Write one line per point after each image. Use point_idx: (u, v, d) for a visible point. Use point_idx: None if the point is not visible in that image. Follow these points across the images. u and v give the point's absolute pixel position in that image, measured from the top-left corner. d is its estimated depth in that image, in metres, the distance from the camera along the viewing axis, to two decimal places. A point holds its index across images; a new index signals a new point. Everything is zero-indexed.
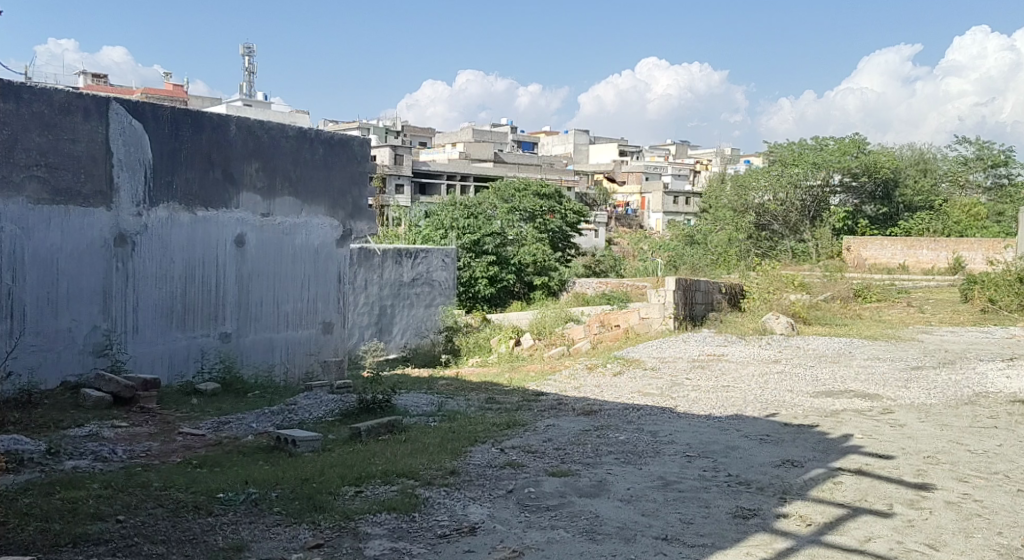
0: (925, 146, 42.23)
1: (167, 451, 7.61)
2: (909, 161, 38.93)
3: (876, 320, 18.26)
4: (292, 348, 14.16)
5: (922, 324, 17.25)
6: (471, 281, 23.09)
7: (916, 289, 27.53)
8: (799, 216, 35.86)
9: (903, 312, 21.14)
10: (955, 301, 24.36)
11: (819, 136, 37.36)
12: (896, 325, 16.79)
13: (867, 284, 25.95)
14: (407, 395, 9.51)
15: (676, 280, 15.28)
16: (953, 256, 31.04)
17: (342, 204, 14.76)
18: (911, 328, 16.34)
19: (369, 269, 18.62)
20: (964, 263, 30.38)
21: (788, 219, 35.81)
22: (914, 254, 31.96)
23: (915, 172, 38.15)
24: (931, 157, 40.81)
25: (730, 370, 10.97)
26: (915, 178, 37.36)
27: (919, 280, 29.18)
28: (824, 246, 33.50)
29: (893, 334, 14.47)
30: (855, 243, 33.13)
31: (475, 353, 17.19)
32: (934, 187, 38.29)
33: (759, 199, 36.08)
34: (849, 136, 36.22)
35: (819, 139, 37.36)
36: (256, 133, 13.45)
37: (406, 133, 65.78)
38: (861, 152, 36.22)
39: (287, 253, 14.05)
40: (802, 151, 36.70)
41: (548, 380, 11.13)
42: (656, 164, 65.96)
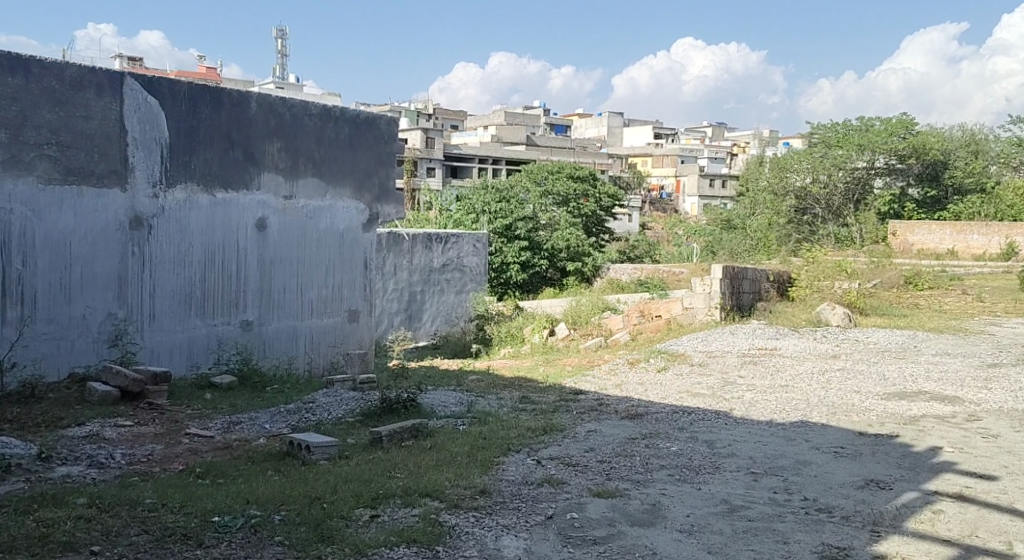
0: (974, 127, 40.60)
1: (173, 455, 6.80)
2: (959, 143, 37.45)
3: (933, 310, 17.20)
4: (316, 337, 13.45)
5: (983, 316, 16.17)
6: (502, 267, 22.63)
7: (969, 276, 26.35)
8: (842, 200, 34.11)
9: (960, 300, 20.03)
10: (1014, 289, 23.16)
11: (864, 116, 35.94)
12: (954, 317, 15.74)
13: (919, 271, 24.82)
14: (434, 392, 8.75)
15: (723, 269, 14.31)
16: (1005, 241, 29.61)
17: (368, 186, 13.96)
18: (972, 320, 15.27)
19: (398, 254, 17.94)
20: (1018, 249, 29.02)
21: (831, 203, 34.04)
22: (963, 238, 30.63)
23: (965, 154, 36.64)
24: (983, 139, 39.26)
25: (785, 370, 10.08)
26: (966, 158, 35.85)
27: (971, 267, 27.90)
28: (870, 231, 32.24)
29: (959, 327, 13.57)
30: (902, 228, 32.03)
31: (507, 343, 16.41)
32: (986, 169, 36.82)
33: (800, 182, 34.29)
34: (896, 116, 34.77)
35: (864, 119, 35.95)
36: (278, 111, 12.72)
37: (438, 116, 65.02)
38: (910, 133, 34.70)
39: (311, 237, 13.32)
40: (847, 132, 35.24)
41: (587, 377, 10.32)
42: (691, 146, 64.59)
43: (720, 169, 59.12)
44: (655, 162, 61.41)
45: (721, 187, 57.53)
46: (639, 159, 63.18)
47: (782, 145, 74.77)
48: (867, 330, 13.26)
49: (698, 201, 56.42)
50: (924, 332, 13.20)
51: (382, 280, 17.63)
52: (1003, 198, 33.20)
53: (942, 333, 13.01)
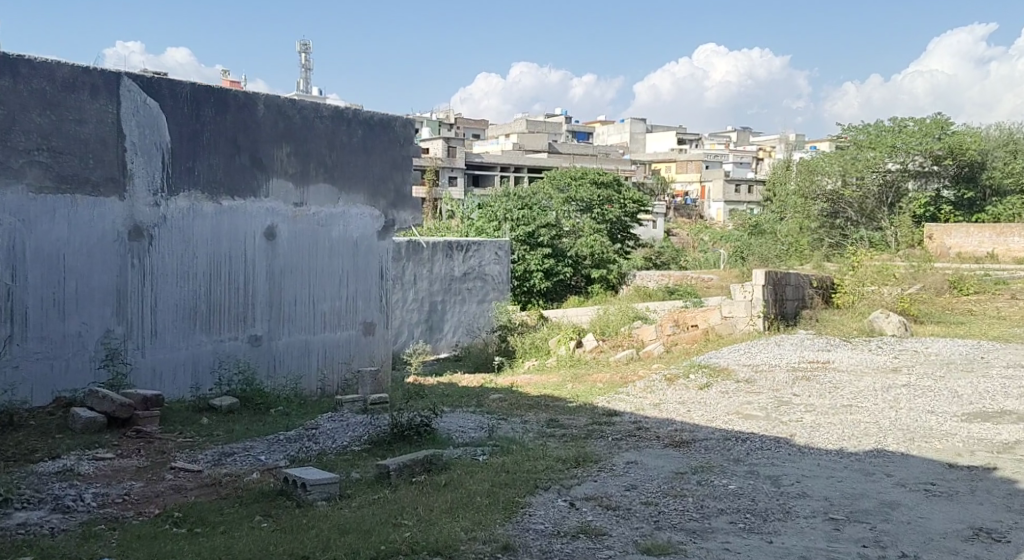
0: (1011, 127, 39.11)
1: (153, 494, 5.79)
2: (995, 143, 36.22)
3: (985, 322, 16.04)
4: (330, 352, 12.46)
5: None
6: (525, 275, 21.72)
7: (1014, 279, 25.16)
8: (875, 202, 32.84)
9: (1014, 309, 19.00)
10: None
11: (895, 118, 34.14)
12: (1009, 330, 14.62)
13: (962, 275, 23.71)
14: (452, 415, 7.83)
15: (766, 274, 13.35)
16: None
17: (383, 191, 12.95)
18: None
19: (418, 264, 17.16)
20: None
21: (864, 206, 32.96)
22: (1003, 241, 29.34)
23: (1004, 154, 35.21)
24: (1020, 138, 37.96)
25: (842, 392, 9.08)
26: (1004, 157, 34.45)
27: (1013, 271, 26.57)
28: (905, 234, 30.94)
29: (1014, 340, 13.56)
30: (938, 231, 30.53)
31: (533, 356, 15.43)
32: None
33: (830, 185, 33.43)
34: (932, 116, 33.06)
35: (896, 121, 34.25)
36: (287, 113, 11.74)
37: (459, 125, 64.27)
38: (945, 133, 32.93)
39: (323, 247, 12.34)
40: (880, 133, 33.82)
41: (621, 396, 9.36)
42: (716, 151, 63.51)
43: (745, 174, 57.82)
44: (679, 168, 60.19)
45: (747, 192, 56.24)
46: (662, 165, 61.97)
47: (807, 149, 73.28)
48: (925, 352, 12.13)
49: (723, 206, 55.19)
50: (985, 351, 12.11)
51: (401, 291, 16.88)
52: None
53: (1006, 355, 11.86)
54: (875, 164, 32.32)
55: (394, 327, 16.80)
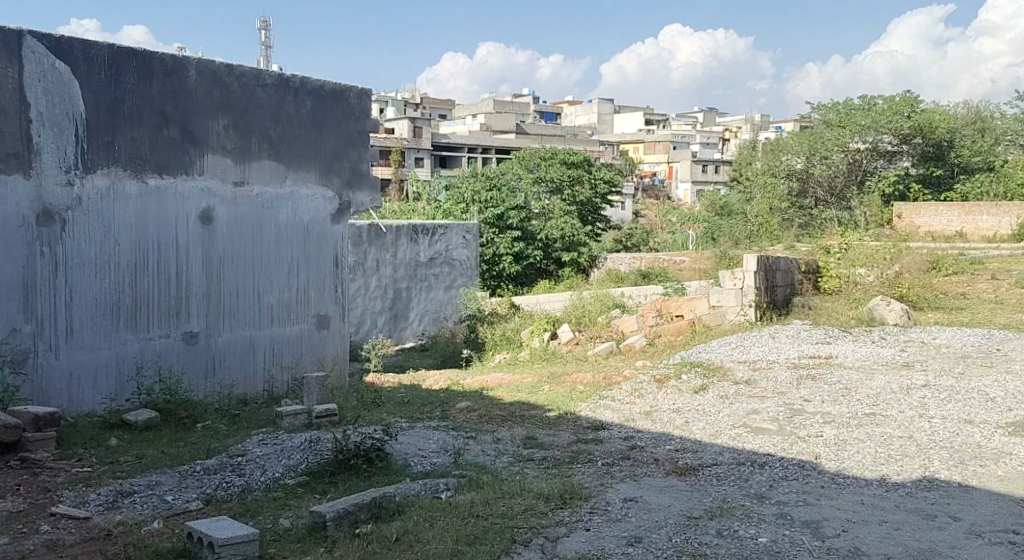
0: (980, 104, 38.29)
1: (18, 555, 4.54)
2: (964, 121, 35.48)
3: (977, 309, 15.01)
4: (277, 349, 11.15)
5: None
6: (494, 259, 20.48)
7: (988, 258, 24.29)
8: (844, 182, 32.20)
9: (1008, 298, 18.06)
10: None
11: (864, 97, 32.87)
12: (1006, 320, 13.58)
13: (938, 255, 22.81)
14: (411, 432, 6.60)
15: (758, 260, 12.21)
16: (1016, 221, 27.10)
17: (336, 170, 11.64)
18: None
19: (381, 249, 15.87)
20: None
21: (833, 185, 32.25)
22: (972, 219, 28.15)
23: (974, 132, 34.40)
24: (987, 116, 37.26)
25: (856, 396, 7.96)
26: (975, 136, 33.61)
27: (988, 249, 25.70)
28: (875, 214, 30.03)
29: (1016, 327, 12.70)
30: (907, 210, 29.44)
31: (505, 349, 14.16)
32: (995, 147, 34.86)
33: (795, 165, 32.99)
34: (900, 94, 31.65)
35: (864, 99, 32.90)
36: (223, 80, 10.37)
37: (426, 106, 62.72)
38: (914, 111, 31.66)
39: (268, 231, 11.00)
40: (849, 111, 32.44)
41: (606, 402, 8.21)
42: (683, 132, 62.49)
43: (712, 154, 56.87)
44: (647, 149, 59.06)
45: (715, 173, 55.28)
46: (630, 146, 60.83)
47: (775, 130, 72.45)
48: (933, 346, 11.07)
49: (691, 187, 54.24)
50: (994, 345, 11.11)
51: (363, 278, 15.59)
52: (1013, 177, 30.22)
53: (1018, 348, 10.84)
54: (845, 143, 31.54)
55: (355, 317, 15.52)
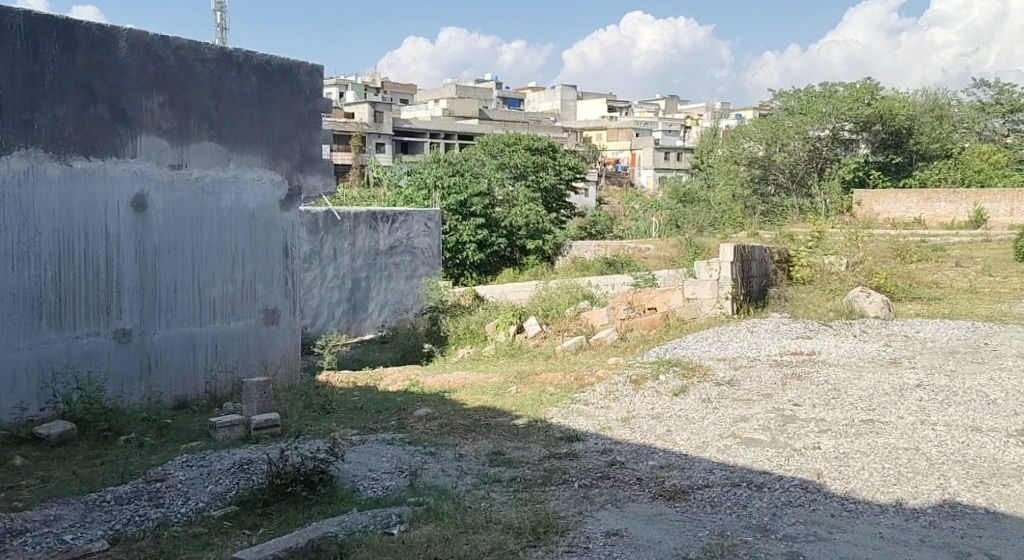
0: (939, 90, 38.06)
1: None
2: (923, 108, 35.26)
3: (952, 299, 14.49)
4: (220, 347, 10.34)
5: (1015, 307, 13.53)
6: (457, 246, 19.70)
7: (950, 245, 24.00)
8: (804, 169, 31.37)
9: (980, 287, 17.67)
10: (1010, 265, 21.13)
11: (824, 84, 32.17)
12: (985, 311, 13.07)
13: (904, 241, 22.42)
14: (361, 446, 5.86)
15: (735, 249, 11.57)
16: (973, 208, 27.04)
17: (285, 153, 10.80)
18: (1011, 316, 12.55)
19: (338, 237, 15.04)
20: (986, 217, 26.69)
21: (794, 172, 31.32)
22: (930, 206, 27.90)
23: (934, 118, 34.13)
24: (945, 104, 37.03)
25: (850, 398, 7.34)
26: (934, 124, 33.36)
27: (949, 235, 25.42)
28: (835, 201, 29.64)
29: (999, 319, 12.20)
30: (867, 197, 29.03)
31: (468, 343, 13.39)
32: (953, 134, 34.68)
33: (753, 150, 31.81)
34: (860, 81, 30.91)
35: (825, 85, 32.18)
36: (156, 53, 9.56)
37: (386, 90, 61.56)
38: (875, 98, 31.01)
39: (208, 218, 10.18)
40: (811, 98, 31.77)
41: (578, 407, 7.54)
42: (646, 119, 61.98)
43: (673, 140, 56.40)
44: (609, 135, 58.43)
45: (677, 159, 54.84)
46: (592, 132, 60.16)
47: (735, 117, 72.20)
48: (917, 340, 10.50)
49: (653, 173, 53.75)
50: (980, 338, 10.57)
51: (320, 268, 14.76)
52: (970, 164, 30.97)
53: (1007, 342, 10.31)
54: (806, 130, 30.59)
55: (312, 308, 14.69)
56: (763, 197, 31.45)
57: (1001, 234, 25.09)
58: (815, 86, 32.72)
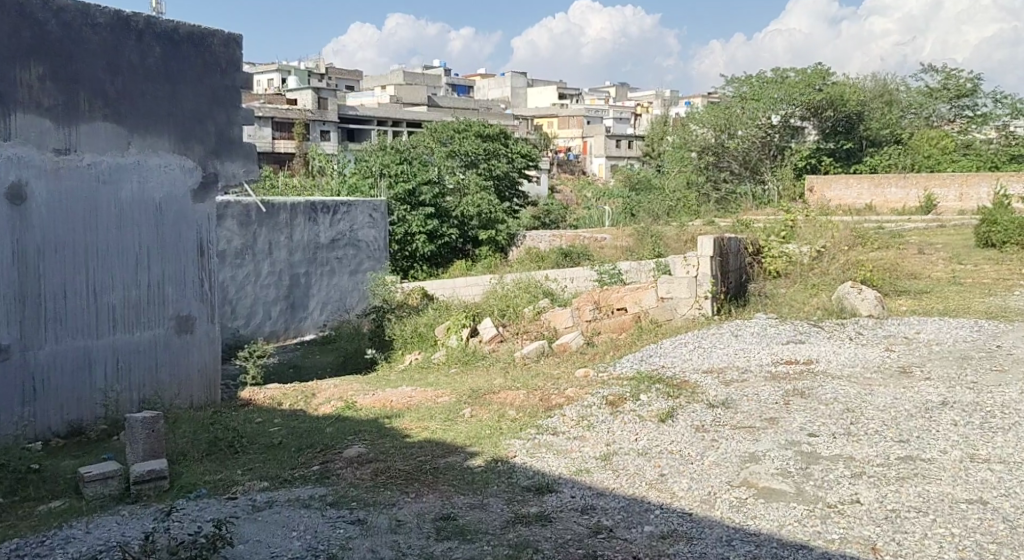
0: (888, 76, 37.20)
1: None
2: (873, 94, 34.48)
3: (939, 293, 13.32)
4: (123, 362, 8.86)
5: (1009, 301, 12.39)
6: (406, 238, 18.26)
7: (906, 231, 23.04)
8: (758, 154, 30.22)
9: (950, 277, 16.82)
10: (969, 251, 20.44)
11: (777, 68, 30.92)
12: (980, 306, 11.92)
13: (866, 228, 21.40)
14: (266, 516, 4.62)
15: (713, 242, 10.36)
16: (924, 194, 25.85)
17: (198, 135, 9.28)
18: (1009, 311, 11.40)
19: (274, 229, 13.53)
20: (936, 202, 25.57)
21: (746, 158, 30.31)
22: (880, 193, 26.75)
23: (883, 103, 33.22)
24: (893, 90, 35.99)
25: (874, 422, 6.15)
26: (885, 110, 32.49)
27: (904, 222, 24.38)
28: (787, 187, 28.48)
29: (997, 314, 11.10)
30: (819, 183, 28.07)
31: (416, 348, 11.89)
32: (900, 121, 33.92)
33: (704, 136, 30.62)
34: (811, 66, 29.67)
35: (778, 70, 30.97)
36: (33, 16, 8.08)
37: (332, 77, 59.47)
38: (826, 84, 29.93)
39: (105, 212, 8.70)
40: (763, 84, 30.54)
41: (548, 440, 6.25)
42: (597, 106, 60.83)
43: (623, 130, 55.35)
44: (561, 123, 57.04)
45: (628, 148, 53.70)
46: (543, 121, 58.71)
47: (685, 105, 71.26)
48: (919, 343, 9.33)
49: (605, 161, 52.49)
50: (988, 339, 9.41)
51: (254, 263, 13.24)
52: (920, 149, 30.04)
53: (1019, 344, 9.17)
54: (757, 117, 29.37)
55: (245, 307, 13.16)
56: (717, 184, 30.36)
57: (955, 219, 24.17)
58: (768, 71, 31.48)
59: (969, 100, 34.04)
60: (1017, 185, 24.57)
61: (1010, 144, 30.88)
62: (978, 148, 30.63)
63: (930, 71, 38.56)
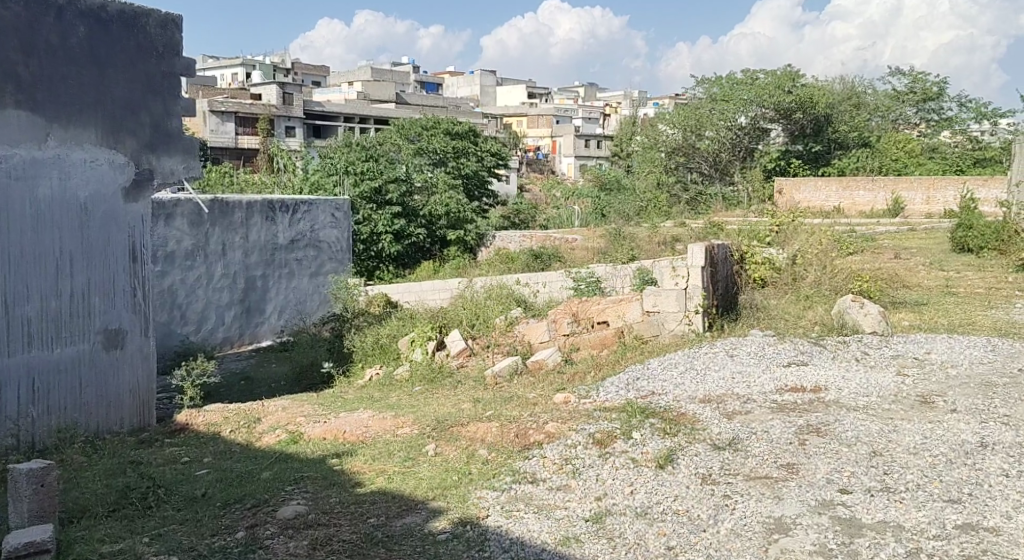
0: (856, 78, 36.57)
1: None
2: (845, 93, 33.80)
3: (934, 304, 12.45)
4: (39, 384, 7.72)
5: (1011, 315, 11.57)
6: (371, 238, 17.19)
7: (879, 235, 22.31)
8: (728, 156, 29.46)
9: (937, 285, 16.04)
10: (946, 256, 19.73)
11: (747, 69, 30.13)
12: (983, 320, 11.09)
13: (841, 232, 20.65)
14: None
15: (705, 251, 9.37)
16: (892, 197, 25.19)
17: (129, 126, 8.13)
18: (1016, 326, 10.55)
19: (227, 230, 12.39)
20: (904, 205, 24.92)
21: (717, 160, 29.53)
22: (848, 196, 25.99)
23: (852, 104, 32.54)
24: (861, 91, 35.39)
25: (911, 471, 5.29)
26: (853, 112, 31.81)
27: (874, 225, 23.65)
28: (756, 189, 27.72)
29: (1001, 330, 10.27)
30: (788, 185, 27.15)
31: (376, 362, 10.61)
32: (870, 123, 33.27)
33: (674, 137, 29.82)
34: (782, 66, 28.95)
35: (748, 72, 30.11)
36: None
37: (297, 71, 57.96)
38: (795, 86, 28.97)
39: (18, 213, 7.59)
40: (733, 86, 29.65)
41: (527, 491, 5.25)
42: (565, 105, 59.94)
43: (592, 130, 54.51)
44: (529, 122, 56.08)
45: (597, 148, 52.81)
46: (512, 119, 57.64)
47: (653, 106, 70.52)
48: (933, 365, 8.45)
49: (574, 161, 51.54)
50: (1004, 362, 8.54)
51: (205, 266, 12.11)
52: (888, 152, 29.36)
53: None
54: (728, 118, 28.56)
55: (195, 313, 12.02)
56: (686, 185, 29.53)
57: (925, 223, 23.46)
58: (740, 71, 30.71)
59: (935, 104, 33.53)
60: (985, 190, 23.96)
61: (979, 148, 30.36)
62: (945, 152, 30.04)
63: (898, 74, 38.03)
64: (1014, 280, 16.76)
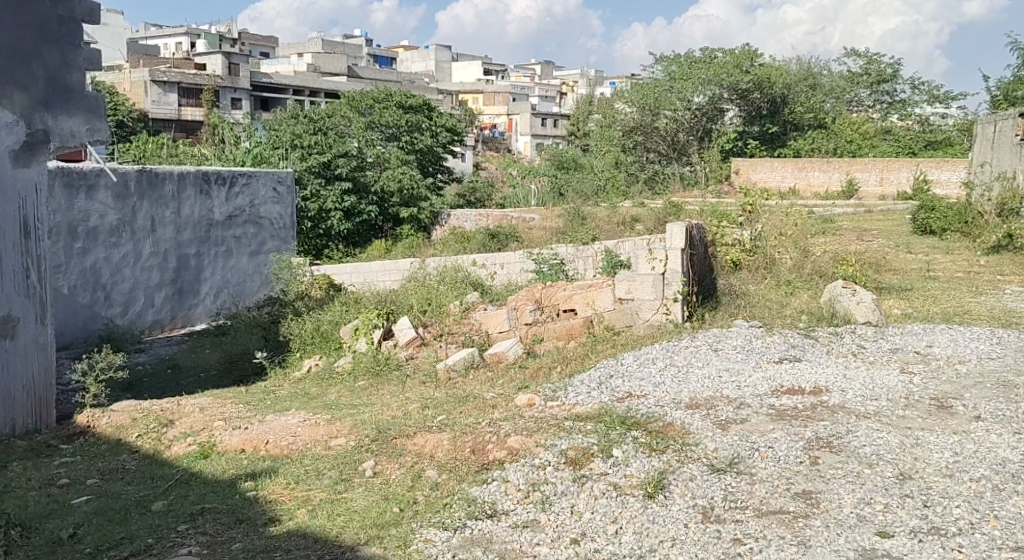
0: (813, 58, 35.82)
1: None
2: (804, 72, 33.04)
3: (919, 289, 11.57)
4: None
5: (1002, 301, 10.73)
6: (320, 215, 15.96)
7: (838, 217, 21.49)
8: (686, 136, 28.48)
9: (908, 268, 15.21)
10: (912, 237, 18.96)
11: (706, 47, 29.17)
12: (973, 308, 10.24)
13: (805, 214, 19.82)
14: None
15: (684, 231, 8.49)
16: (846, 179, 24.49)
17: (18, 79, 6.83)
18: (1015, 315, 9.67)
19: (156, 203, 11.11)
20: (859, 187, 24.18)
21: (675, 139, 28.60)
22: (804, 176, 25.30)
23: (811, 84, 31.74)
24: (820, 71, 34.69)
25: (961, 502, 4.39)
26: (812, 92, 31.02)
27: (830, 206, 22.86)
28: (713, 170, 26.86)
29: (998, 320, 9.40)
30: (744, 165, 26.42)
31: (316, 352, 9.41)
32: (829, 104, 32.59)
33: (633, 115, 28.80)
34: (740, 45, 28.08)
35: (707, 49, 29.16)
36: None
37: (244, 41, 55.81)
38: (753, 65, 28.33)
39: None
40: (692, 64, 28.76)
41: (484, 529, 4.23)
42: (522, 82, 58.68)
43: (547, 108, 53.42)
44: (484, 99, 54.77)
45: (552, 126, 51.71)
46: (466, 95, 56.24)
47: (609, 85, 69.39)
48: (940, 361, 7.52)
49: (530, 139, 50.42)
50: (1016, 357, 7.63)
51: (132, 243, 10.83)
52: (842, 134, 28.52)
53: None
54: (687, 97, 27.60)
55: (121, 295, 10.74)
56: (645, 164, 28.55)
57: (881, 204, 22.69)
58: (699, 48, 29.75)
59: (893, 85, 32.90)
60: (940, 173, 23.32)
61: (932, 131, 29.80)
62: (899, 134, 29.43)
63: (856, 55, 37.36)
64: (986, 264, 15.98)
